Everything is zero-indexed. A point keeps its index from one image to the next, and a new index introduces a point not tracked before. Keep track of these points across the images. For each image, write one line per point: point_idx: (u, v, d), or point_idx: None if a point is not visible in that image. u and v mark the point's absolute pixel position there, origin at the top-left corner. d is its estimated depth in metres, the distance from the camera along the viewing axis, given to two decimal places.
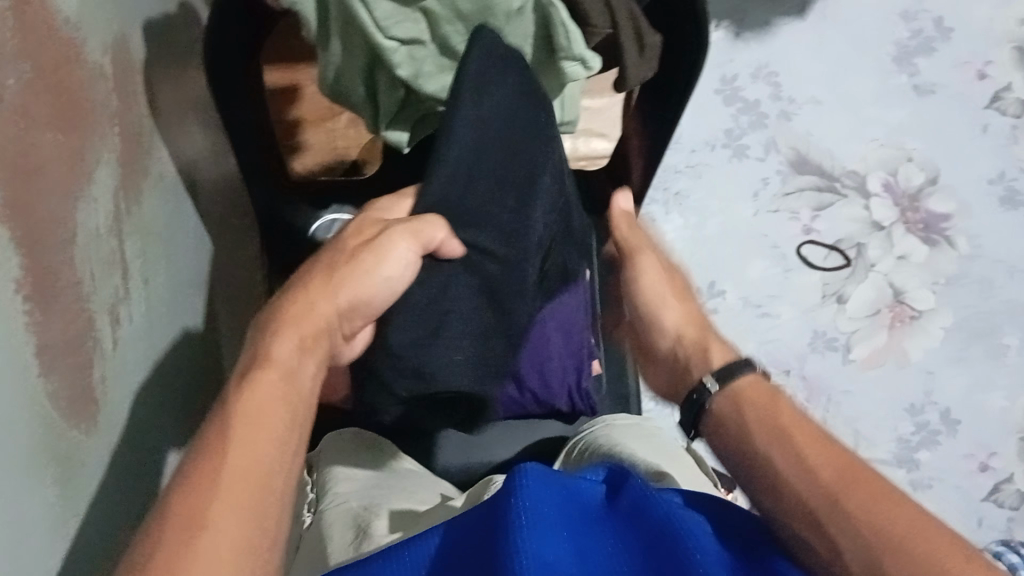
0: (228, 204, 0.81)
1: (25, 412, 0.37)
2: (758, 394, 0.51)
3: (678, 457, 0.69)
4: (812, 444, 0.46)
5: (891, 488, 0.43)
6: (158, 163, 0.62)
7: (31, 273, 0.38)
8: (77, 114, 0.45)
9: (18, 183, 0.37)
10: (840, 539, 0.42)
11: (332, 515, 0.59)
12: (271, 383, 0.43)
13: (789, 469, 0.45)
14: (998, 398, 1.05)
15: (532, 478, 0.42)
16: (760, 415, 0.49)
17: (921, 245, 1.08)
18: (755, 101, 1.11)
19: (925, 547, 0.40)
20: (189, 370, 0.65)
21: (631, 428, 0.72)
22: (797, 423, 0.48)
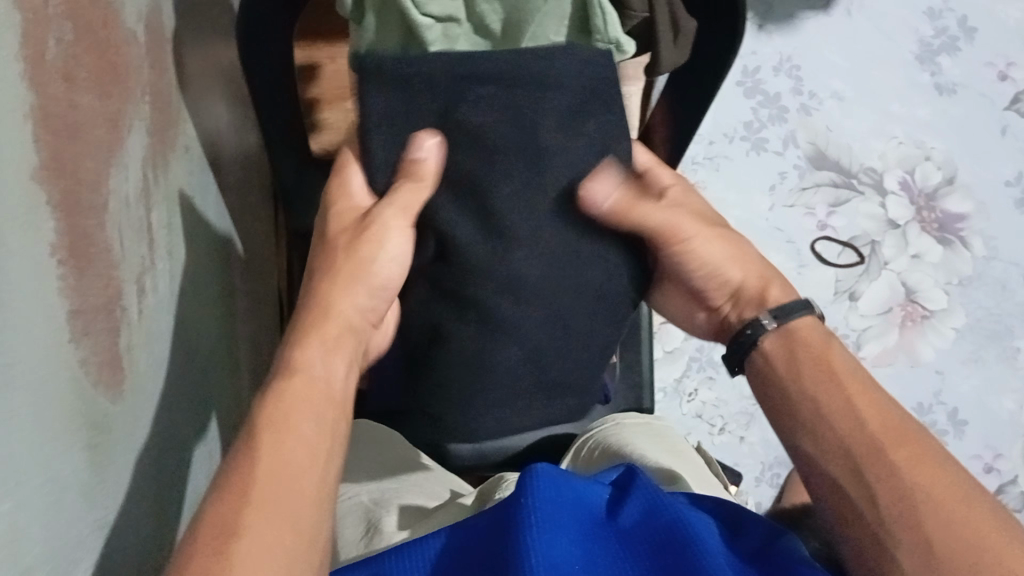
0: (246, 178, 0.81)
1: (57, 377, 0.37)
2: (803, 335, 0.52)
3: (688, 455, 0.70)
4: (859, 392, 0.48)
5: (926, 472, 0.44)
6: (184, 136, 0.61)
7: (66, 237, 0.38)
8: (112, 79, 0.45)
9: (56, 144, 0.37)
10: (873, 513, 0.44)
11: (343, 508, 0.60)
12: (307, 385, 0.46)
13: (818, 412, 0.49)
14: (1008, 400, 1.06)
15: (545, 470, 0.45)
16: (803, 351, 0.51)
17: (935, 244, 1.08)
18: (776, 95, 1.10)
19: (948, 544, 0.41)
20: (208, 343, 0.65)
21: (642, 426, 0.72)
22: (848, 369, 0.50)
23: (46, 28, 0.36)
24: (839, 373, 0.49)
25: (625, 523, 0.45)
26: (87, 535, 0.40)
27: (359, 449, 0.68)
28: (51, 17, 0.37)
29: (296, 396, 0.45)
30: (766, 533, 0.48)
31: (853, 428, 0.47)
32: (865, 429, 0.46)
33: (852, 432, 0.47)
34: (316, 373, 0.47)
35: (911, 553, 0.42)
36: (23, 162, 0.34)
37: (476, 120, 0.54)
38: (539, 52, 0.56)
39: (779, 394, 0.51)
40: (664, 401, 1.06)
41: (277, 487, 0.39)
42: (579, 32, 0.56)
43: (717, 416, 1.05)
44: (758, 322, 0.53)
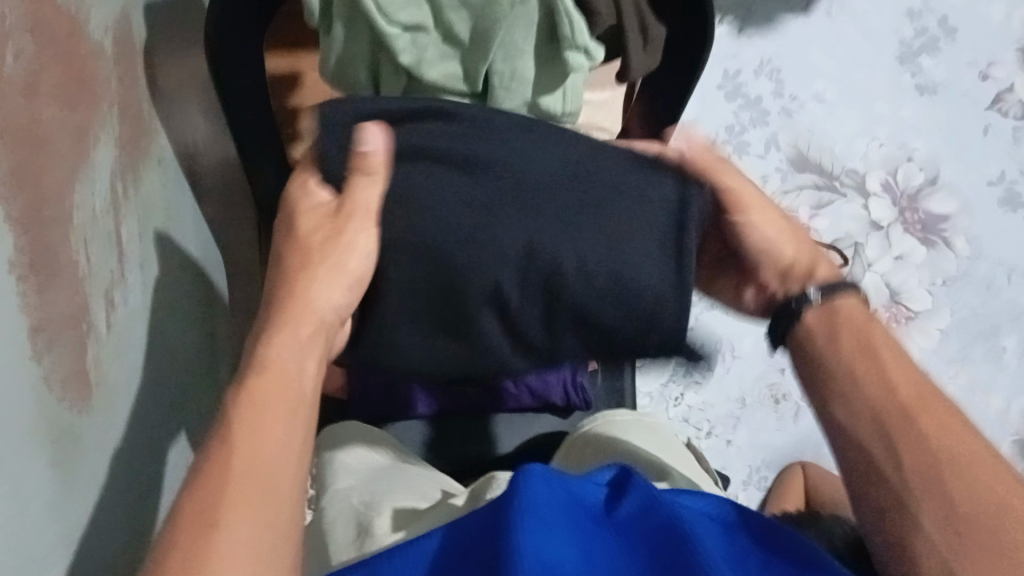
0: (227, 189, 0.81)
1: (19, 391, 0.36)
2: (848, 309, 0.51)
3: (678, 452, 0.70)
4: (889, 360, 0.49)
5: (952, 432, 0.45)
6: (158, 147, 0.61)
7: (27, 250, 0.38)
8: (76, 93, 0.45)
9: (17, 158, 0.37)
10: (901, 479, 0.45)
11: (333, 512, 0.59)
12: (277, 376, 0.47)
13: (852, 377, 0.49)
14: (995, 398, 1.06)
15: (539, 470, 0.44)
16: (847, 322, 0.51)
17: (919, 244, 1.08)
18: (757, 98, 1.11)
19: (972, 503, 0.43)
20: (185, 355, 0.65)
21: (632, 420, 0.72)
22: (882, 339, 0.50)
23: (4, 44, 0.36)
24: (875, 336, 0.50)
25: (621, 518, 0.45)
26: (53, 550, 0.40)
27: (350, 449, 0.67)
28: (9, 31, 0.37)
29: (264, 386, 0.46)
30: (761, 527, 0.48)
31: (883, 392, 0.47)
32: (897, 394, 0.47)
33: (883, 398, 0.47)
34: (287, 363, 0.48)
35: (936, 514, 0.43)
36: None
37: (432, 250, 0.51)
38: (508, 55, 0.55)
39: (825, 360, 0.50)
40: (650, 406, 1.06)
41: (257, 472, 0.42)
42: (548, 35, 0.55)
43: (704, 419, 1.06)
44: (803, 295, 0.52)
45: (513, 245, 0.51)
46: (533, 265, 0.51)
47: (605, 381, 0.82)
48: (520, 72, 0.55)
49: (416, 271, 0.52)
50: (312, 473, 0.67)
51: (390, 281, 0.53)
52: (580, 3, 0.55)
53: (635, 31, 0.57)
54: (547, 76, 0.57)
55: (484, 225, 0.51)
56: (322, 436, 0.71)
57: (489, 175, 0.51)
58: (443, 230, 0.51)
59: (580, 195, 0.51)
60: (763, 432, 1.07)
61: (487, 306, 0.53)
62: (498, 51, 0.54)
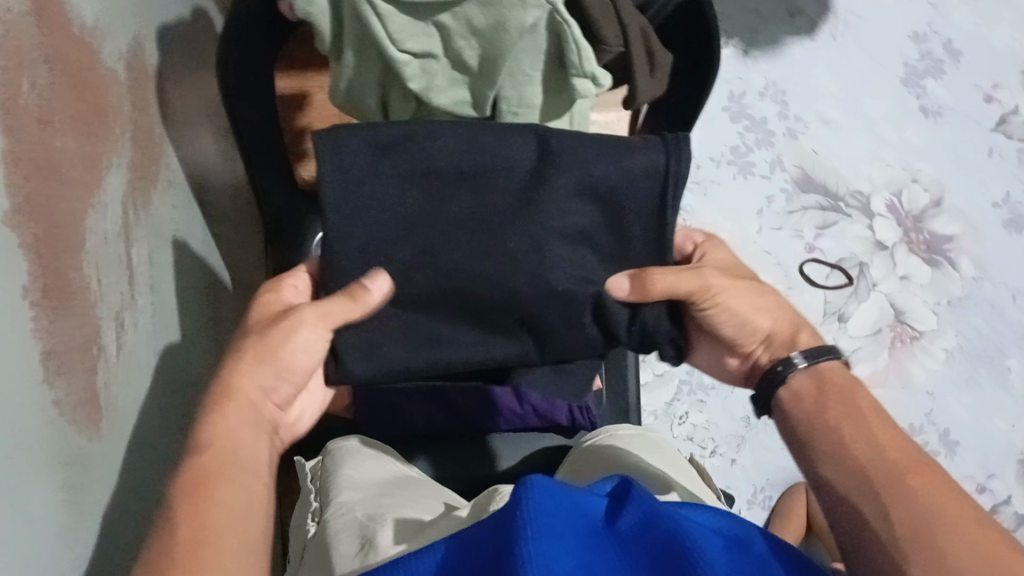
0: (235, 208, 0.81)
1: (31, 418, 0.37)
2: (829, 377, 0.56)
3: (684, 469, 0.70)
4: (877, 421, 0.52)
5: (941, 495, 0.47)
6: (169, 169, 0.62)
7: (40, 277, 0.38)
8: (90, 120, 0.46)
9: (31, 187, 0.38)
10: (889, 530, 0.46)
11: (338, 526, 0.59)
12: (217, 453, 0.48)
13: (841, 439, 0.51)
14: (1001, 420, 1.06)
15: (542, 482, 0.43)
16: (832, 388, 0.55)
17: (924, 265, 1.08)
18: (762, 119, 1.11)
19: (961, 548, 0.44)
20: (195, 372, 0.65)
21: (636, 438, 0.72)
22: (868, 403, 0.53)
23: (19, 75, 0.37)
24: (869, 407, 0.53)
25: (625, 532, 0.45)
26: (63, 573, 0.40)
27: (353, 463, 0.66)
28: (23, 58, 0.37)
29: (220, 457, 0.48)
30: (763, 551, 0.47)
31: (873, 452, 0.50)
32: (887, 456, 0.49)
33: (873, 459, 0.49)
34: (231, 444, 0.49)
35: (927, 560, 0.44)
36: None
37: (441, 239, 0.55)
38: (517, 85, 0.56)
39: (804, 427, 0.54)
40: (654, 424, 1.06)
41: (200, 543, 0.43)
42: (557, 63, 0.56)
43: (708, 438, 1.05)
44: (791, 362, 0.57)
45: (524, 261, 0.55)
46: (542, 284, 0.56)
47: (610, 402, 0.82)
48: (528, 101, 0.57)
49: (430, 286, 0.56)
50: (315, 486, 0.67)
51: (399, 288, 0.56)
52: (588, 30, 0.55)
53: (644, 60, 0.58)
54: (555, 100, 0.59)
55: (493, 231, 0.55)
56: (327, 451, 0.71)
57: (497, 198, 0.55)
58: (455, 243, 0.55)
59: (579, 182, 0.56)
60: (767, 452, 1.06)
61: (506, 313, 0.57)
62: (507, 84, 0.56)
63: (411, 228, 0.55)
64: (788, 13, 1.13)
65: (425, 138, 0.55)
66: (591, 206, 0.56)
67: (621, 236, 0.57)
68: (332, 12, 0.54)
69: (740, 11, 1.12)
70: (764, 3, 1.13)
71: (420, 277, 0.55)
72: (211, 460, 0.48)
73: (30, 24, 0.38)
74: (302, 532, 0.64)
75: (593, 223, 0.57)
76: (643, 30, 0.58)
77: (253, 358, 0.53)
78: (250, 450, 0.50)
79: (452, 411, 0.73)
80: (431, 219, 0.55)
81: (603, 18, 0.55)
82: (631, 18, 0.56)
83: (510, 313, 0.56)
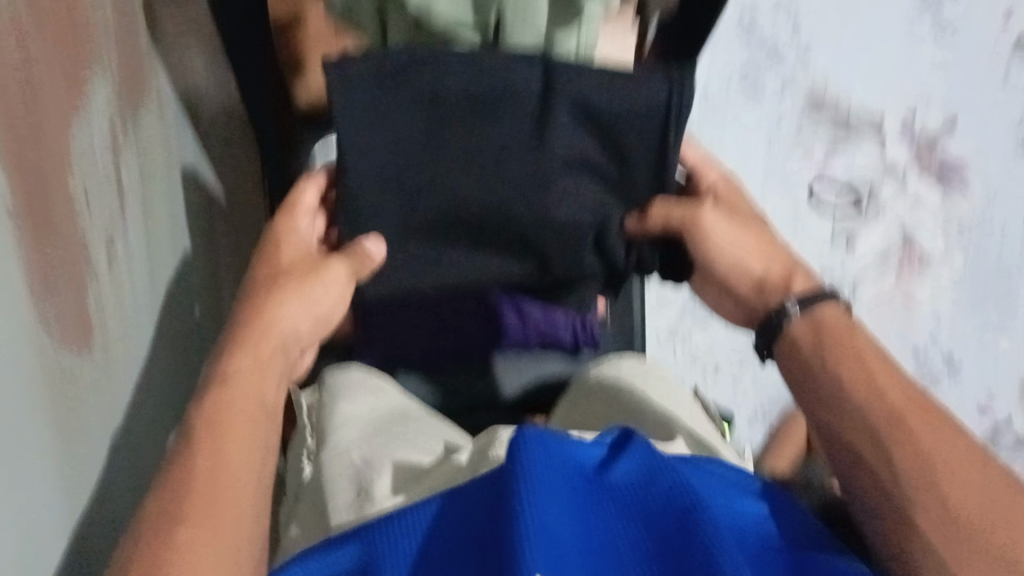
0: None
1: (19, 348, 0.36)
2: (829, 320, 0.54)
3: (688, 402, 0.69)
4: (885, 379, 0.50)
5: (941, 442, 0.47)
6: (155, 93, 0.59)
7: (25, 203, 0.36)
8: (71, 32, 0.43)
9: (11, 107, 0.35)
10: (890, 477, 0.47)
11: (333, 468, 0.58)
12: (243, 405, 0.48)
13: (839, 385, 0.51)
14: (997, 336, 1.10)
15: (534, 439, 0.43)
16: (829, 332, 0.54)
17: (935, 187, 1.06)
18: (771, 38, 1.02)
19: (965, 505, 0.45)
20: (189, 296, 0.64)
21: (638, 369, 0.70)
22: (867, 347, 0.53)
23: None
24: (867, 347, 0.52)
25: (618, 481, 0.45)
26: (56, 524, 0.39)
27: (352, 399, 0.66)
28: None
29: (233, 394, 0.49)
30: (763, 509, 0.47)
31: (875, 400, 0.49)
32: (887, 401, 0.49)
33: (873, 406, 0.49)
34: (246, 396, 0.49)
35: (930, 512, 0.45)
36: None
37: (442, 170, 0.57)
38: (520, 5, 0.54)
39: (800, 370, 0.54)
40: (656, 348, 1.04)
41: (185, 504, 0.42)
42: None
43: (711, 360, 1.05)
44: (784, 310, 0.56)
45: (522, 187, 0.58)
46: (540, 214, 0.59)
47: (616, 329, 0.81)
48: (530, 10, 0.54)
49: (431, 211, 0.59)
50: (313, 422, 0.66)
51: (401, 213, 0.59)
52: None
53: None
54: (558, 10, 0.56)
55: (493, 160, 0.57)
56: (325, 379, 0.70)
57: (506, 133, 0.56)
58: (462, 174, 0.57)
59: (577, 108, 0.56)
60: (770, 374, 1.06)
61: (505, 235, 0.61)
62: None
63: (419, 156, 0.56)
64: None
65: (433, 73, 0.53)
66: (593, 134, 0.57)
67: (619, 164, 0.59)
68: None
69: None
70: None
71: (424, 204, 0.58)
72: (227, 401, 0.48)
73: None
74: (301, 470, 0.64)
75: (592, 147, 0.58)
76: None
77: (286, 285, 0.56)
78: (272, 392, 0.51)
79: (448, 329, 0.70)
80: (432, 148, 0.56)
81: None
82: None
83: (512, 237, 0.61)
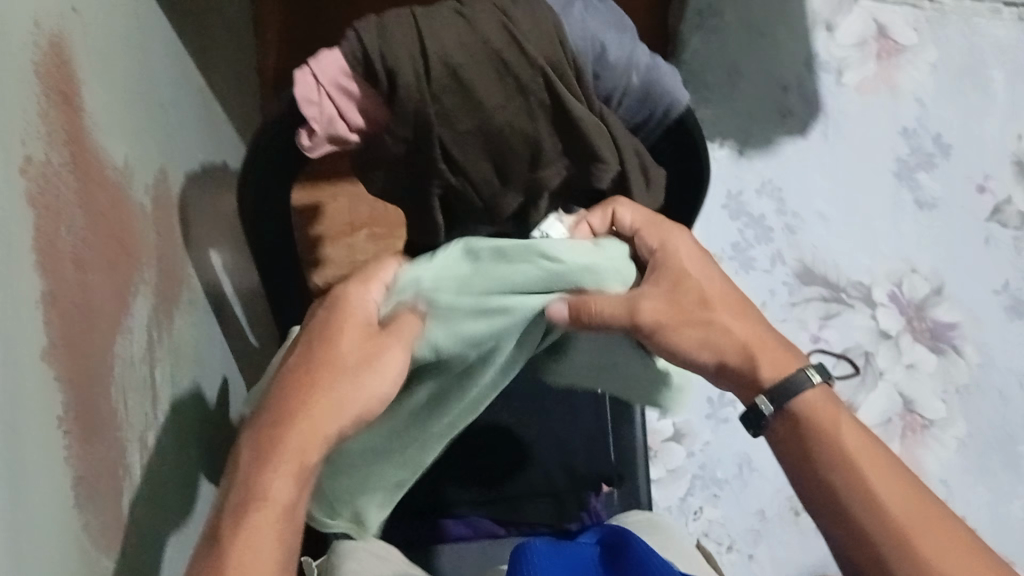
0: (251, 333, 0.86)
1: (54, 530, 0.38)
2: (809, 413, 0.53)
3: (695, 559, 0.69)
4: (873, 479, 0.50)
5: (910, 519, 0.49)
6: (201, 297, 0.69)
7: (74, 410, 0.41)
8: (120, 255, 0.49)
9: (67, 330, 0.41)
10: (830, 495, 0.52)
11: None
12: None
13: (835, 480, 0.51)
14: (1017, 506, 1.02)
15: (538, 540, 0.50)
16: (808, 425, 0.53)
17: (929, 353, 1.07)
18: (761, 215, 1.12)
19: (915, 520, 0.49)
20: (216, 464, 0.68)
21: (642, 524, 0.73)
22: (855, 447, 0.51)
23: (57, 221, 0.40)
24: (880, 471, 0.51)
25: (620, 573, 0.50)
26: (143, 413, 0.51)
27: (358, 553, 0.63)
28: (105, 210, 0.47)
29: (255, 547, 0.44)
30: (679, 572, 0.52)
31: (858, 507, 0.50)
32: (851, 502, 0.51)
33: (857, 500, 0.50)
34: None
35: (854, 491, 0.51)
36: (45, 234, 0.39)
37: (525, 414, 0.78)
38: (474, 220, 0.61)
39: (815, 448, 0.53)
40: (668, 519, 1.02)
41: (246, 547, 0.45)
42: (528, 141, 0.54)
43: (725, 533, 1.02)
44: (758, 408, 0.54)
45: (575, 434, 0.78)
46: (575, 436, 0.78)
47: None
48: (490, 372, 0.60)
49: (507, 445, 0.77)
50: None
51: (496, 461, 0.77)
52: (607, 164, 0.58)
53: (639, 176, 0.58)
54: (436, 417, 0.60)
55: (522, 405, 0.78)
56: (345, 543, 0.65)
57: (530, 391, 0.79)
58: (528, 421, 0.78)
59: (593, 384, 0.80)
60: (787, 547, 1.02)
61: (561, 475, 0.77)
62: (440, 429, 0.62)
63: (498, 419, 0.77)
64: (779, 114, 1.14)
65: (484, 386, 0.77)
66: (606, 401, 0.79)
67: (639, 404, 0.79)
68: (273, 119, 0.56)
69: (734, 114, 1.14)
70: (758, 105, 1.14)
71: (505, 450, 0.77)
72: (249, 564, 0.44)
73: (105, 185, 0.47)
74: None
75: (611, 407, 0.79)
76: (638, 151, 0.58)
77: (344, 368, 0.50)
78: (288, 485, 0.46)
79: (436, 538, 0.75)
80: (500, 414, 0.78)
81: (624, 141, 0.57)
82: (626, 139, 0.57)
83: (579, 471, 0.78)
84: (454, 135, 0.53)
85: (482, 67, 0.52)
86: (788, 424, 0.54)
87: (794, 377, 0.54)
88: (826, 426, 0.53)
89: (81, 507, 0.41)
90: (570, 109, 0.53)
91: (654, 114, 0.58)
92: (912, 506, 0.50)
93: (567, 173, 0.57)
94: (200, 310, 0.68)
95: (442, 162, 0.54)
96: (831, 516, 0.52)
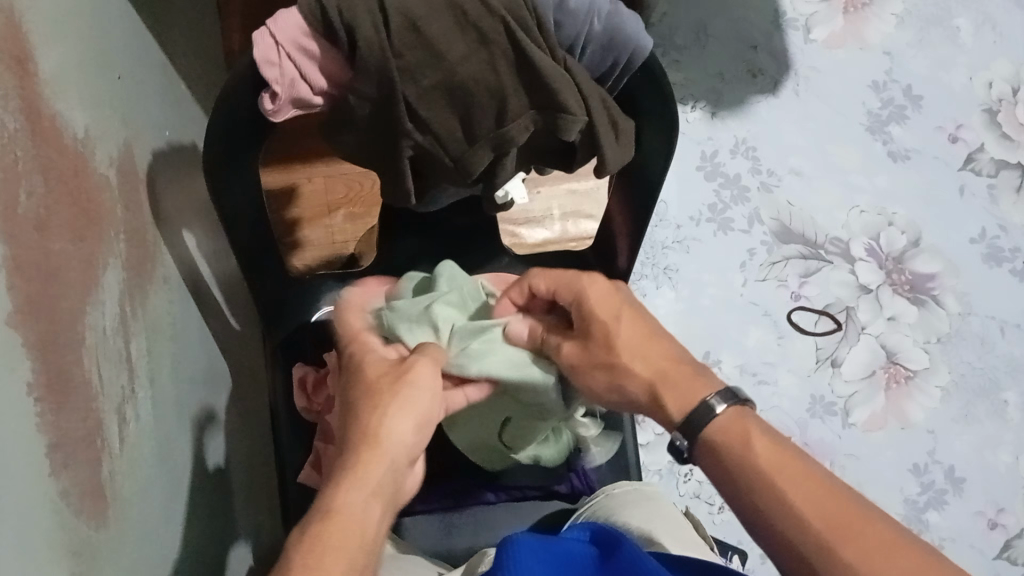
0: (231, 312, 0.85)
1: (31, 495, 0.38)
2: (722, 437, 0.50)
3: (683, 525, 0.68)
4: (794, 493, 0.46)
5: (851, 539, 0.43)
6: (177, 274, 0.69)
7: (44, 375, 0.40)
8: (85, 223, 0.48)
9: (32, 293, 0.40)
10: (765, 523, 0.47)
11: None
12: None
13: (768, 503, 0.47)
14: (1004, 453, 1.03)
15: (522, 541, 0.49)
16: (726, 448, 0.49)
17: (909, 305, 1.07)
18: (736, 176, 1.11)
19: (854, 544, 0.43)
20: (201, 440, 0.68)
21: (630, 493, 0.72)
22: (771, 463, 0.47)
23: (17, 185, 0.40)
24: (807, 492, 0.46)
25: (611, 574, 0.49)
26: (120, 387, 0.51)
27: None
28: (66, 181, 0.46)
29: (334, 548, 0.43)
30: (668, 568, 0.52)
31: (795, 526, 0.45)
32: (792, 517, 0.45)
33: (786, 522, 0.45)
34: None
35: (779, 513, 0.46)
36: (4, 200, 0.39)
37: None
38: (445, 179, 0.61)
39: (738, 476, 0.48)
40: (660, 483, 1.02)
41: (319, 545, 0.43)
42: (492, 95, 0.55)
43: (716, 494, 1.02)
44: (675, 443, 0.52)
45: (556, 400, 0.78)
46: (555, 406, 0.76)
47: (610, 463, 0.80)
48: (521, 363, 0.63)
49: None
50: None
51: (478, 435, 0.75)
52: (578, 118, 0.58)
53: (607, 127, 0.59)
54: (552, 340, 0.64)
55: None
56: None
57: None
58: None
59: None
60: None
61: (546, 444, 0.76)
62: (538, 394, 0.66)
63: None
64: (750, 74, 1.15)
65: None
66: None
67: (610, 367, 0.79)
68: (229, 88, 0.54)
69: (703, 76, 1.14)
70: (727, 65, 1.14)
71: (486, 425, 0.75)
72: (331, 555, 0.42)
73: (66, 156, 0.46)
74: None
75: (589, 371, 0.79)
76: (605, 101, 0.58)
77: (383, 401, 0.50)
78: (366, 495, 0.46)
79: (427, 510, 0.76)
80: None
81: (591, 93, 0.57)
82: (592, 91, 0.57)
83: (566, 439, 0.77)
84: (416, 90, 0.53)
85: (442, 19, 0.51)
86: (707, 452, 0.51)
87: (701, 406, 0.51)
88: (739, 444, 0.49)
89: (58, 475, 0.41)
90: (533, 59, 0.53)
91: (621, 62, 0.57)
92: (842, 518, 0.44)
93: (535, 126, 0.57)
94: (175, 286, 0.67)
95: (406, 120, 0.55)
96: (770, 541, 0.47)
